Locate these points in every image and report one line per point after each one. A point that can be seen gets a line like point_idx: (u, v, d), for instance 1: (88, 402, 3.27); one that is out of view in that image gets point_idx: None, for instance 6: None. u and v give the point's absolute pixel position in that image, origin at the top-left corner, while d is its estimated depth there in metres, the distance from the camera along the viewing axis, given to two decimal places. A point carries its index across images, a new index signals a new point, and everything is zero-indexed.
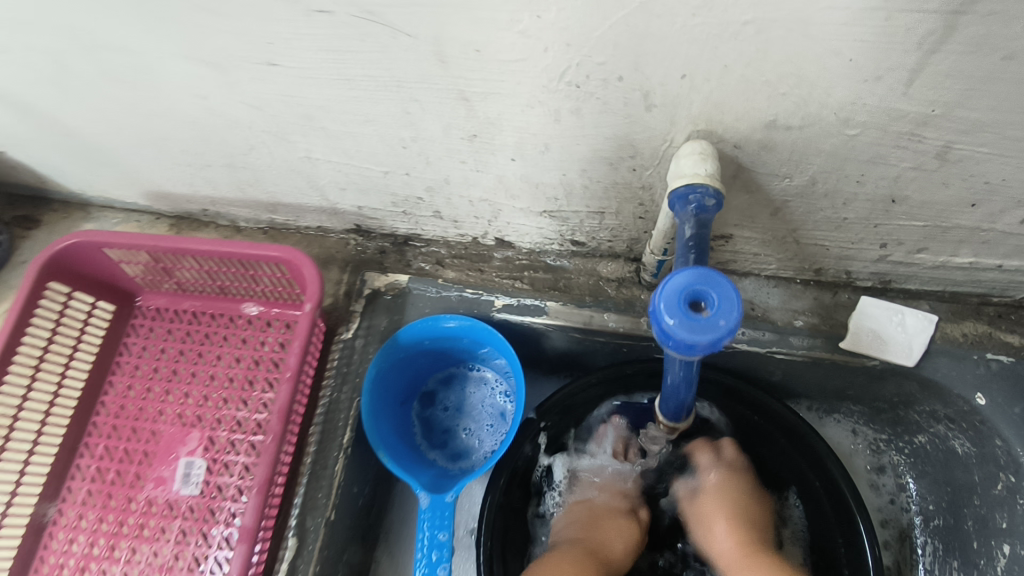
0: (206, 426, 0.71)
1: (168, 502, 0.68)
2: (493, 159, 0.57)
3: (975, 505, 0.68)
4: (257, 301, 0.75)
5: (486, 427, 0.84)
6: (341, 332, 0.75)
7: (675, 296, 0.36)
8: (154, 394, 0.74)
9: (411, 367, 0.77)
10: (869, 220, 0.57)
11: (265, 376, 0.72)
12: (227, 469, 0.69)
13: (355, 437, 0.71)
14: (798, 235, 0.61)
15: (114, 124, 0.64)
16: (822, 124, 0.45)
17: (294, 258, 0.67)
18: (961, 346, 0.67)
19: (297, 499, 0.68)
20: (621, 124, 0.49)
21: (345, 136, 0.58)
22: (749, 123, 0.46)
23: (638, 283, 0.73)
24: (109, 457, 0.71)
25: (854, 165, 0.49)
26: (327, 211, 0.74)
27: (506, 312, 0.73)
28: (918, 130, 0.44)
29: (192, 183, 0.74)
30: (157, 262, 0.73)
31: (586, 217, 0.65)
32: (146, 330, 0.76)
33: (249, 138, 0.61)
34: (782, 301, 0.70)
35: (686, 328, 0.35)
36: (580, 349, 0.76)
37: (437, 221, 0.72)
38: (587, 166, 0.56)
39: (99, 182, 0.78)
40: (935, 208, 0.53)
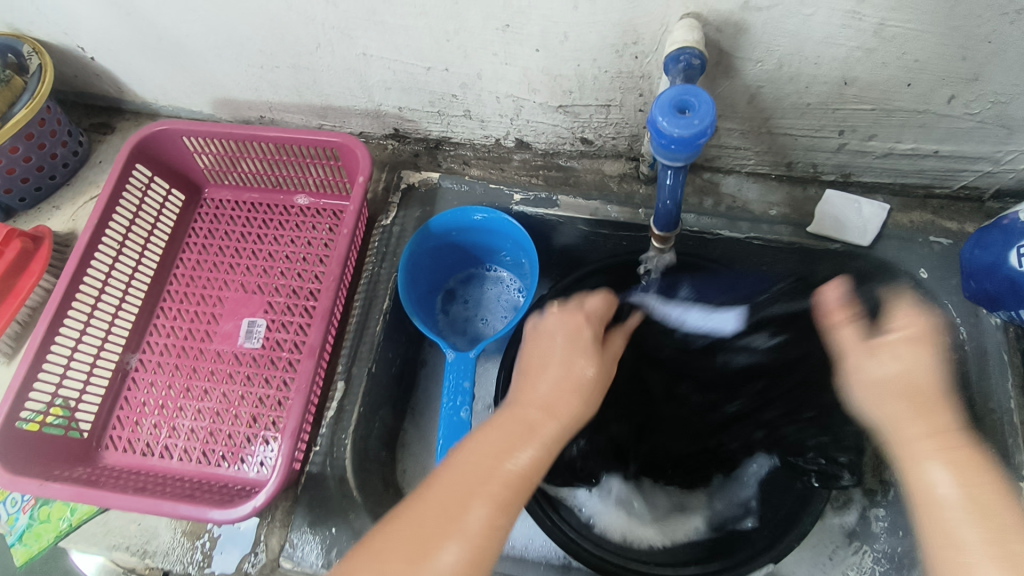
0: (265, 293, 0.82)
1: (234, 353, 0.78)
2: (521, 50, 0.69)
3: None
4: (308, 193, 0.87)
5: (501, 317, 0.96)
6: (381, 219, 0.87)
7: (666, 105, 0.47)
8: (220, 269, 0.84)
9: (438, 256, 0.89)
10: (828, 105, 0.69)
11: (316, 254, 0.84)
12: (284, 328, 0.79)
13: (393, 302, 0.82)
14: (771, 125, 0.74)
15: (201, 24, 0.76)
16: (785, 4, 0.57)
17: (350, 143, 0.78)
18: (908, 230, 0.79)
19: (345, 352, 0.79)
20: (627, 10, 0.61)
21: (399, 30, 0.70)
22: (728, 5, 0.58)
23: (638, 179, 0.85)
24: (181, 318, 0.82)
25: (811, 47, 0.62)
26: (371, 114, 0.86)
27: (524, 205, 0.86)
28: (857, 8, 0.56)
29: (257, 87, 0.86)
30: (225, 154, 0.84)
31: (595, 111, 0.77)
32: (212, 217, 0.88)
33: (317, 35, 0.73)
34: (759, 195, 0.83)
35: (674, 127, 0.46)
36: (585, 242, 0.89)
37: (466, 121, 0.84)
38: (598, 56, 0.68)
39: (174, 89, 0.90)
40: (878, 89, 0.65)
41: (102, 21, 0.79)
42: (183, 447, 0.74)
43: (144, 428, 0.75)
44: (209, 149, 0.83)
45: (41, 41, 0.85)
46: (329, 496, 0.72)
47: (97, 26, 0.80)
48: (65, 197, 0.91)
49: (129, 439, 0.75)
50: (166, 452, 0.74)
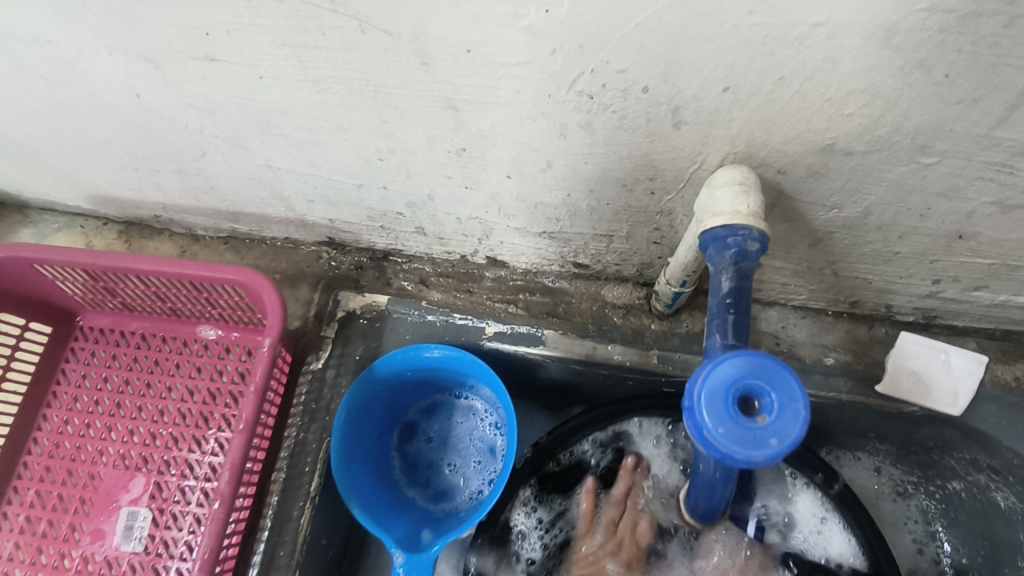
0: (152, 470, 0.61)
1: (107, 560, 0.58)
2: (485, 175, 0.48)
3: (1017, 566, 0.63)
4: (214, 324, 0.66)
5: (474, 463, 0.75)
6: (309, 361, 0.66)
7: (723, 394, 0.30)
8: (94, 431, 0.64)
9: (388, 400, 0.68)
10: (926, 256, 0.48)
11: (221, 411, 0.63)
12: (175, 522, 0.59)
13: (324, 484, 0.62)
14: (838, 267, 0.53)
15: (40, 122, 0.54)
16: (892, 150, 0.36)
17: (251, 281, 0.57)
18: (1013, 391, 0.59)
19: (256, 558, 0.58)
20: (641, 142, 0.40)
21: (310, 145, 0.49)
22: (800, 147, 0.37)
23: (648, 311, 0.65)
24: (40, 505, 0.61)
25: (921, 198, 0.41)
26: (294, 223, 0.65)
27: (498, 341, 0.65)
28: (1012, 160, 0.35)
29: (140, 188, 0.64)
30: (96, 281, 0.63)
31: (592, 239, 0.56)
32: (88, 356, 0.67)
33: (199, 143, 0.52)
34: (811, 334, 0.62)
35: (733, 440, 0.29)
36: (579, 381, 0.68)
37: (420, 237, 0.63)
38: (596, 187, 0.47)
39: (36, 184, 0.68)
40: (1008, 245, 0.44)
41: None
42: None
43: None
44: (75, 276, 0.62)
45: None
46: None
47: None
48: None
49: None
50: None
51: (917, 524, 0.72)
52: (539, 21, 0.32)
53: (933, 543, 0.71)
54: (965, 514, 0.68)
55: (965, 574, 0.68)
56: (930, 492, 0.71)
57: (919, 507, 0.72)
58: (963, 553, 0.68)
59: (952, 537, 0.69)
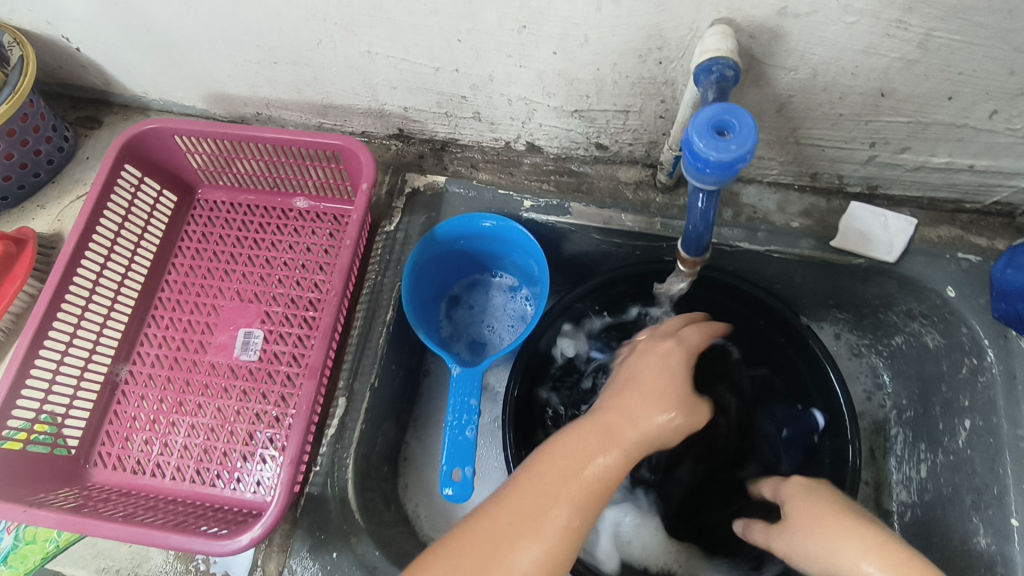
0: (262, 302, 0.78)
1: (230, 366, 0.75)
2: (537, 52, 0.65)
3: (943, 391, 0.78)
4: (307, 196, 0.83)
5: (507, 326, 0.92)
6: (384, 224, 0.83)
7: (704, 125, 0.44)
8: (214, 275, 0.80)
9: (444, 262, 0.85)
10: (861, 117, 0.65)
11: (316, 260, 0.80)
12: (282, 339, 0.76)
13: (397, 316, 0.78)
14: (798, 135, 0.70)
15: (195, 16, 0.71)
16: (825, 11, 0.53)
17: (353, 147, 0.74)
18: (936, 246, 0.76)
19: (346, 365, 0.75)
20: (654, 13, 0.57)
21: (407, 28, 0.66)
22: (764, 10, 0.54)
23: (653, 186, 0.81)
24: (174, 328, 0.78)
25: (850, 56, 0.58)
26: (374, 113, 0.82)
27: (534, 212, 0.81)
28: (904, 16, 0.52)
29: (254, 82, 0.81)
30: (219, 154, 0.79)
31: (612, 117, 0.73)
32: (205, 220, 0.83)
33: (319, 31, 0.69)
34: (781, 205, 0.79)
35: (710, 150, 0.43)
36: (597, 249, 0.85)
37: (475, 123, 0.80)
38: (619, 59, 0.64)
39: (165, 83, 0.85)
40: (917, 101, 0.61)
41: (89, 11, 0.74)
42: (175, 465, 0.71)
43: (134, 444, 0.72)
44: (203, 148, 0.79)
45: (22, 30, 0.80)
46: (331, 518, 0.68)
47: (84, 15, 0.75)
48: (50, 197, 0.87)
49: (119, 456, 0.72)
50: (157, 470, 0.71)
51: (867, 376, 0.90)
52: None
53: (880, 391, 0.88)
54: (906, 364, 0.84)
55: (904, 411, 0.85)
56: (880, 351, 0.88)
57: (870, 363, 0.90)
58: (903, 395, 0.85)
59: (895, 384, 0.86)
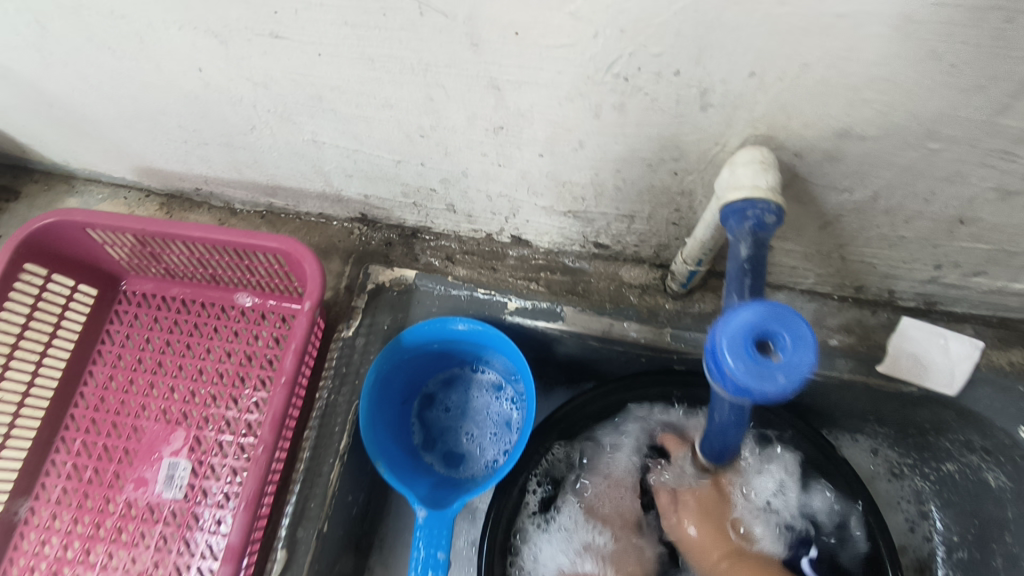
0: (191, 425, 0.66)
1: (149, 505, 0.63)
2: (519, 153, 0.52)
3: (1006, 542, 0.67)
4: (251, 292, 0.70)
5: (489, 434, 0.79)
6: (341, 329, 0.70)
7: (741, 334, 0.31)
8: (137, 387, 0.68)
9: (412, 368, 0.72)
10: (929, 240, 0.51)
11: (257, 373, 0.67)
12: (213, 473, 0.64)
13: (352, 443, 0.66)
14: (845, 251, 0.56)
15: (101, 93, 0.57)
16: (902, 136, 0.40)
17: (294, 250, 0.61)
18: (1009, 375, 0.62)
19: (288, 510, 0.63)
20: (670, 124, 0.43)
21: (357, 120, 0.52)
22: (818, 131, 0.40)
23: (663, 292, 0.68)
24: (86, 454, 0.66)
25: (926, 182, 0.44)
26: (330, 198, 0.69)
27: (519, 316, 0.68)
28: (1012, 147, 0.39)
29: (185, 160, 0.68)
30: (143, 247, 0.67)
31: (614, 220, 0.60)
32: (131, 317, 0.71)
33: (251, 117, 0.55)
34: (816, 318, 0.66)
35: (749, 374, 0.30)
36: (594, 357, 0.71)
37: (449, 214, 0.66)
38: (623, 167, 0.50)
39: (85, 154, 0.72)
40: (1007, 231, 0.48)
41: None
42: None
43: None
44: (122, 241, 0.66)
45: None
46: None
47: None
48: None
49: None
50: None
51: (910, 503, 0.76)
52: (585, 6, 0.35)
53: (926, 521, 0.75)
54: (957, 495, 0.71)
55: (955, 551, 0.72)
56: (925, 475, 0.74)
57: (914, 488, 0.76)
58: (954, 531, 0.72)
59: (944, 516, 0.73)
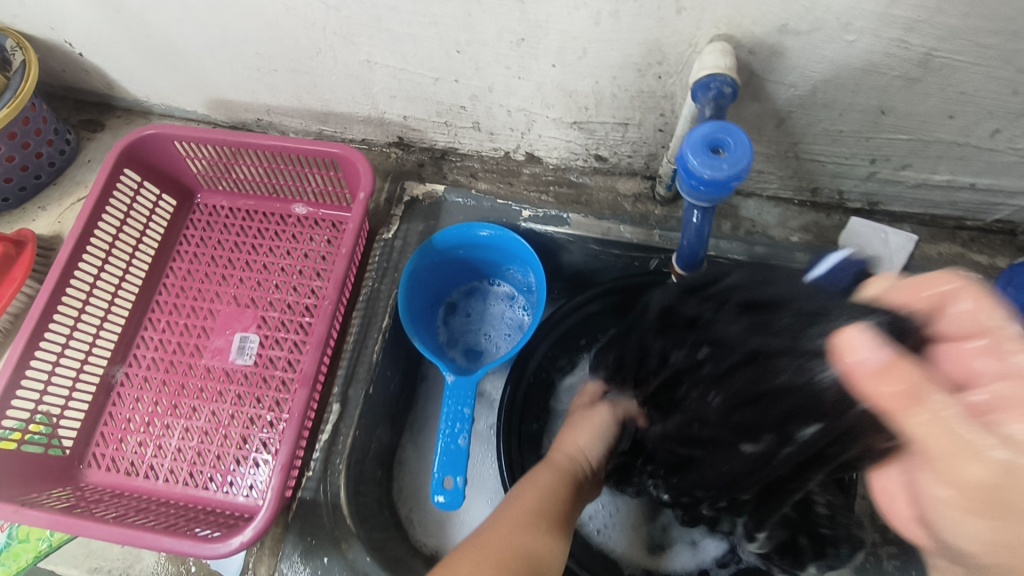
0: (259, 308, 0.78)
1: (224, 370, 0.75)
2: (536, 64, 0.65)
3: None
4: (306, 203, 0.83)
5: (504, 335, 0.91)
6: (382, 232, 0.83)
7: (699, 142, 0.44)
8: (211, 279, 0.80)
9: (441, 270, 0.85)
10: (862, 133, 0.65)
11: (313, 267, 0.80)
12: (278, 345, 0.76)
13: (392, 323, 0.79)
14: (799, 150, 0.69)
15: (198, 23, 0.71)
16: (826, 29, 0.53)
17: (350, 155, 0.74)
18: (938, 262, 0.76)
19: (341, 372, 0.75)
20: (653, 28, 0.57)
21: (407, 38, 0.65)
22: (763, 27, 0.54)
23: (653, 200, 0.81)
24: (170, 331, 0.78)
25: (850, 74, 0.57)
26: (374, 121, 0.82)
27: (532, 222, 0.81)
28: (906, 36, 0.52)
29: (254, 89, 0.81)
30: (219, 159, 0.80)
31: (612, 129, 0.73)
32: (204, 224, 0.84)
33: (320, 40, 0.69)
34: (780, 220, 0.79)
35: (705, 168, 0.43)
36: (595, 261, 0.84)
37: (474, 133, 0.79)
38: (618, 73, 0.64)
39: (167, 88, 0.85)
40: (918, 119, 0.61)
41: (91, 16, 0.74)
42: (169, 467, 0.71)
43: (129, 446, 0.73)
44: (203, 153, 0.79)
45: (26, 34, 0.80)
46: (322, 524, 0.68)
47: (86, 21, 0.75)
48: (51, 199, 0.87)
49: (113, 457, 0.73)
50: (151, 472, 0.71)
51: None
52: None
53: None
54: None
55: None
56: None
57: None
58: None
59: None
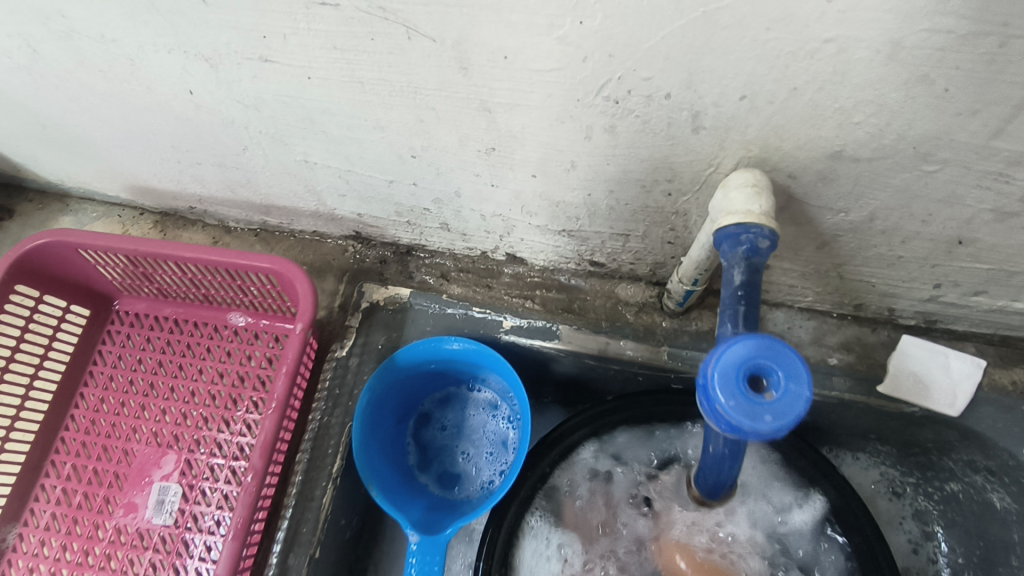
0: (183, 448, 0.65)
1: (138, 531, 0.61)
2: (511, 174, 0.51)
3: (1012, 565, 0.65)
4: (244, 311, 0.69)
5: (485, 454, 0.77)
6: (335, 348, 0.69)
7: (732, 370, 0.30)
8: (128, 409, 0.67)
9: (406, 388, 0.71)
10: (927, 260, 0.51)
11: (250, 394, 0.66)
12: (204, 498, 0.62)
13: (345, 466, 0.65)
14: (843, 270, 0.55)
15: (95, 115, 0.57)
16: (897, 158, 0.39)
17: (285, 270, 0.61)
18: (1010, 395, 0.61)
19: (281, 534, 0.61)
20: (662, 146, 0.43)
21: (348, 141, 0.52)
22: (811, 152, 0.40)
23: (660, 309, 0.67)
24: (76, 478, 0.64)
25: (923, 204, 0.43)
26: (324, 216, 0.68)
27: (515, 334, 0.67)
28: (1008, 170, 0.38)
29: (179, 180, 0.67)
30: (135, 267, 0.66)
31: (609, 239, 0.59)
32: (124, 338, 0.70)
33: (243, 138, 0.55)
34: (815, 336, 0.65)
35: (741, 413, 0.29)
36: (592, 376, 0.71)
37: (443, 233, 0.66)
38: (616, 188, 0.50)
39: (79, 173, 0.72)
40: (1006, 251, 0.47)
41: None
42: None
43: None
44: (114, 261, 0.66)
45: None
46: None
47: None
48: None
49: None
50: None
51: (914, 524, 0.73)
52: (573, 31, 0.35)
53: (929, 543, 0.72)
54: (962, 515, 0.70)
55: (960, 573, 0.70)
56: (930, 495, 0.72)
57: (918, 508, 0.74)
58: (959, 553, 0.70)
59: (949, 537, 0.71)
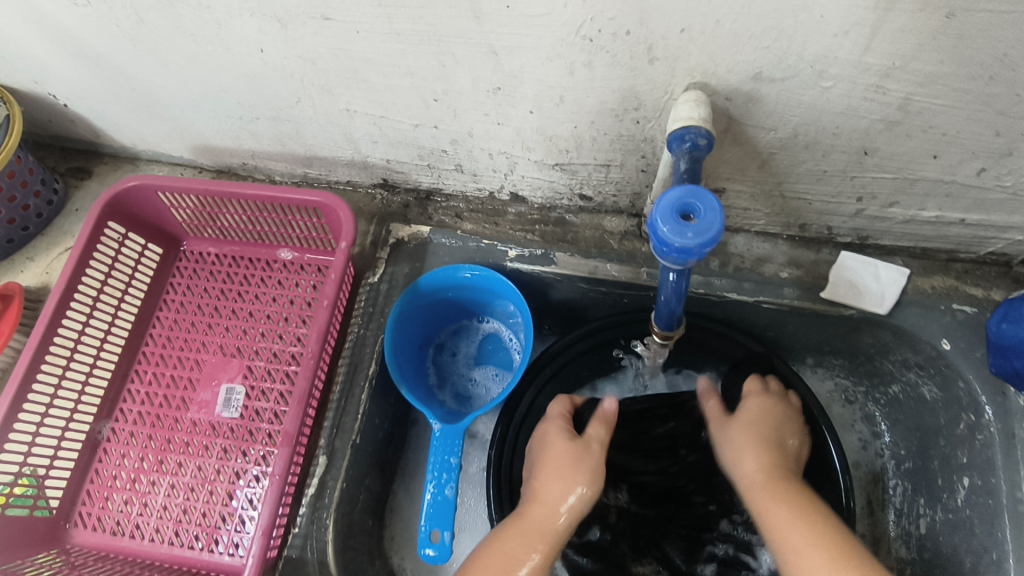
0: (244, 357, 0.78)
1: (210, 423, 0.74)
2: (514, 111, 0.65)
3: (940, 445, 0.76)
4: (292, 247, 0.83)
5: (494, 375, 0.89)
6: (368, 276, 0.82)
7: (668, 208, 0.43)
8: (197, 329, 0.80)
9: (427, 311, 0.84)
10: (846, 173, 0.64)
11: (299, 313, 0.79)
12: (264, 395, 0.75)
13: (379, 370, 0.78)
14: (783, 189, 0.68)
15: (179, 77, 0.71)
16: (801, 76, 0.52)
17: (331, 203, 0.74)
18: (930, 296, 0.74)
19: (327, 423, 0.74)
20: (628, 77, 0.56)
21: (384, 88, 0.65)
22: (738, 75, 0.53)
23: (640, 237, 0.80)
24: (157, 384, 0.78)
25: (830, 118, 0.56)
26: (358, 165, 0.82)
27: (518, 261, 0.80)
28: (882, 82, 0.51)
29: (238, 136, 0.81)
30: (203, 209, 0.80)
31: (594, 170, 0.72)
32: (191, 272, 0.84)
33: (297, 91, 0.69)
34: (770, 255, 0.78)
35: (672, 235, 0.42)
36: (585, 298, 0.83)
37: (457, 174, 0.79)
38: (596, 119, 0.63)
39: (153, 136, 0.86)
40: (902, 159, 0.60)
41: (71, 71, 0.74)
42: (154, 526, 0.70)
43: (114, 504, 0.72)
44: (186, 203, 0.79)
45: (11, 89, 0.81)
46: None
47: (69, 76, 0.76)
48: (39, 249, 0.87)
49: (99, 516, 0.72)
50: (136, 531, 0.70)
51: (864, 425, 0.86)
52: None
53: (877, 440, 0.85)
54: (903, 414, 0.81)
55: (902, 462, 0.82)
56: (877, 399, 0.85)
57: (869, 411, 0.86)
58: (901, 445, 0.82)
59: (893, 434, 0.83)
